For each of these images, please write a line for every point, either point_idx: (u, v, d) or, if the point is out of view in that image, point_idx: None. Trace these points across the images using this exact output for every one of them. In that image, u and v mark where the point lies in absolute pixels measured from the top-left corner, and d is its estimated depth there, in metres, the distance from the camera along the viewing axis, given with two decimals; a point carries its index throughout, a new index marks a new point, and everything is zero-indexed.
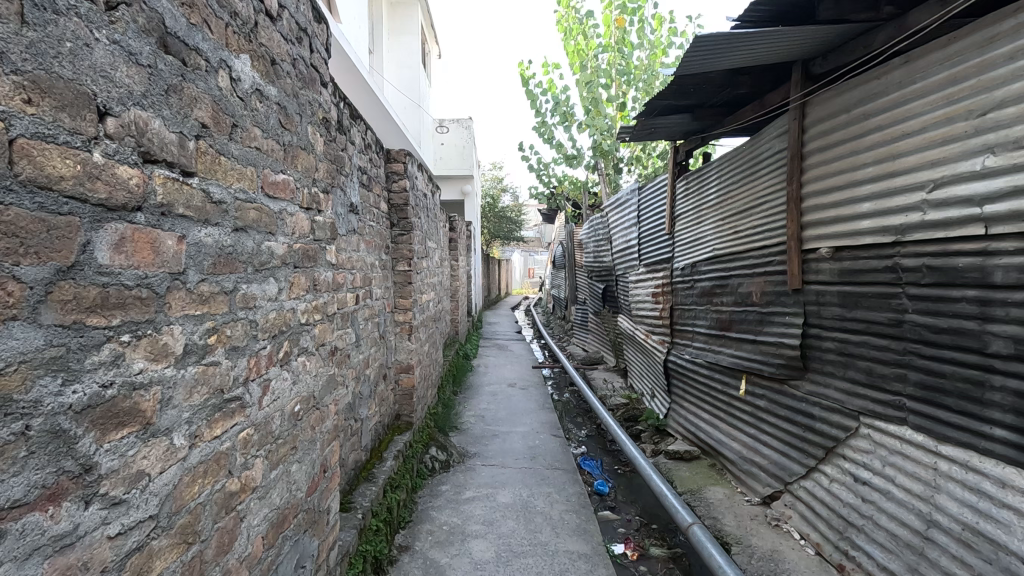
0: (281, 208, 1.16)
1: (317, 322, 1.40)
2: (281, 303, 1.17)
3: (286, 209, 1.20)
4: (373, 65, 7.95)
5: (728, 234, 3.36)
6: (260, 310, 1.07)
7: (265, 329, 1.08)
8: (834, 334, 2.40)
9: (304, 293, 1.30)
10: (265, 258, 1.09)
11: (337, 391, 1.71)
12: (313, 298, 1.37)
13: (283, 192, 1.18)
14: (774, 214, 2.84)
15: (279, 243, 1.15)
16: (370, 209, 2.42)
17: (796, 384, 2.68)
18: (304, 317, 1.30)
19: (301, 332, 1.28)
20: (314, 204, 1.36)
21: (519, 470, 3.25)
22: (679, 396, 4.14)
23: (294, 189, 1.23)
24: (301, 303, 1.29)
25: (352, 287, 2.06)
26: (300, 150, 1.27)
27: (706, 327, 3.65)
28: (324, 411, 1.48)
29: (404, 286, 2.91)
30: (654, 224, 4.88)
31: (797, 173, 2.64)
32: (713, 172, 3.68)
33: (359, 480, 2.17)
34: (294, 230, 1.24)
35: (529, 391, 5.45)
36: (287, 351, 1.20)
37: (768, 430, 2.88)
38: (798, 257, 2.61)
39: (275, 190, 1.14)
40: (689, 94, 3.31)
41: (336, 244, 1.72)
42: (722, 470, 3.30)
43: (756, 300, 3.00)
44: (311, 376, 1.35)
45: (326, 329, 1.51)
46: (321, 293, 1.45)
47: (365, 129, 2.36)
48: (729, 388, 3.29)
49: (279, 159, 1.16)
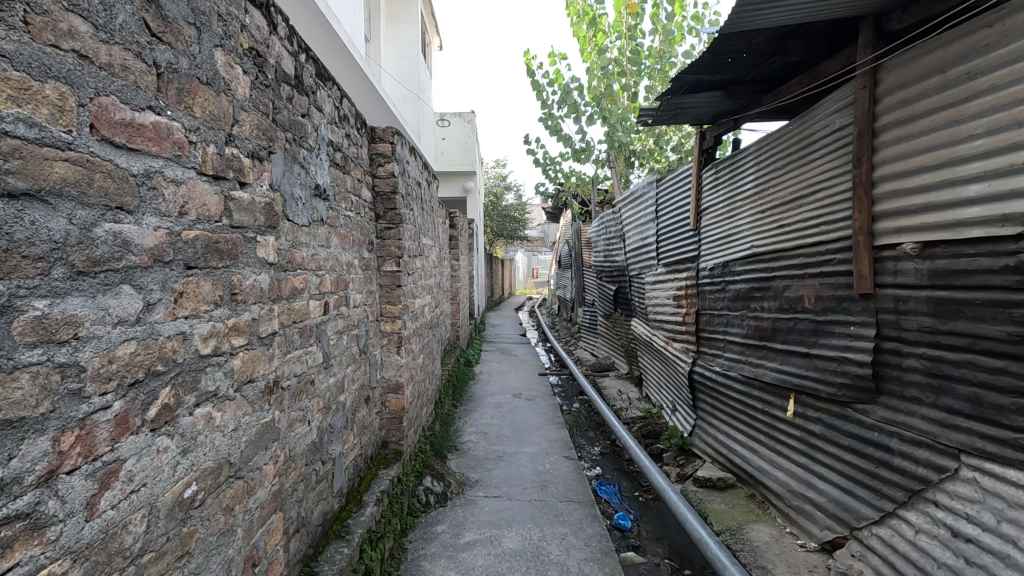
0: (146, 166, 0.80)
1: (240, 353, 1.04)
2: (156, 328, 0.81)
3: (163, 170, 0.84)
4: (370, 53, 7.52)
5: (769, 229, 2.89)
6: (94, 343, 0.70)
7: (100, 379, 0.71)
8: (920, 350, 1.95)
9: (208, 308, 0.94)
10: (102, 253, 0.72)
11: (282, 436, 1.27)
12: (231, 316, 1.02)
13: (152, 143, 0.82)
14: (834, 203, 2.37)
15: (146, 230, 0.80)
16: (345, 195, 1.96)
17: (865, 410, 2.21)
18: (208, 346, 0.94)
19: (201, 369, 0.92)
20: (229, 170, 1.01)
21: (526, 503, 2.79)
22: (707, 413, 3.67)
23: (178, 141, 0.88)
24: (183, 320, 0.88)
25: (315, 291, 1.61)
26: (197, 82, 0.92)
27: (742, 336, 3.18)
28: (241, 478, 1.05)
29: (392, 290, 2.45)
30: (675, 221, 4.40)
31: (867, 152, 2.18)
32: (749, 159, 3.21)
33: (328, 537, 1.71)
34: (182, 201, 0.88)
35: (536, 402, 4.98)
36: (172, 402, 0.85)
37: (828, 463, 2.41)
38: (870, 255, 2.14)
39: (133, 138, 0.78)
40: (725, 67, 2.85)
41: (280, 237, 1.28)
42: (763, 504, 2.83)
43: (808, 306, 2.54)
44: (226, 433, 0.99)
45: (249, 354, 1.08)
46: (246, 309, 1.07)
47: (339, 97, 1.91)
48: (772, 409, 2.83)
49: (148, 89, 0.81)
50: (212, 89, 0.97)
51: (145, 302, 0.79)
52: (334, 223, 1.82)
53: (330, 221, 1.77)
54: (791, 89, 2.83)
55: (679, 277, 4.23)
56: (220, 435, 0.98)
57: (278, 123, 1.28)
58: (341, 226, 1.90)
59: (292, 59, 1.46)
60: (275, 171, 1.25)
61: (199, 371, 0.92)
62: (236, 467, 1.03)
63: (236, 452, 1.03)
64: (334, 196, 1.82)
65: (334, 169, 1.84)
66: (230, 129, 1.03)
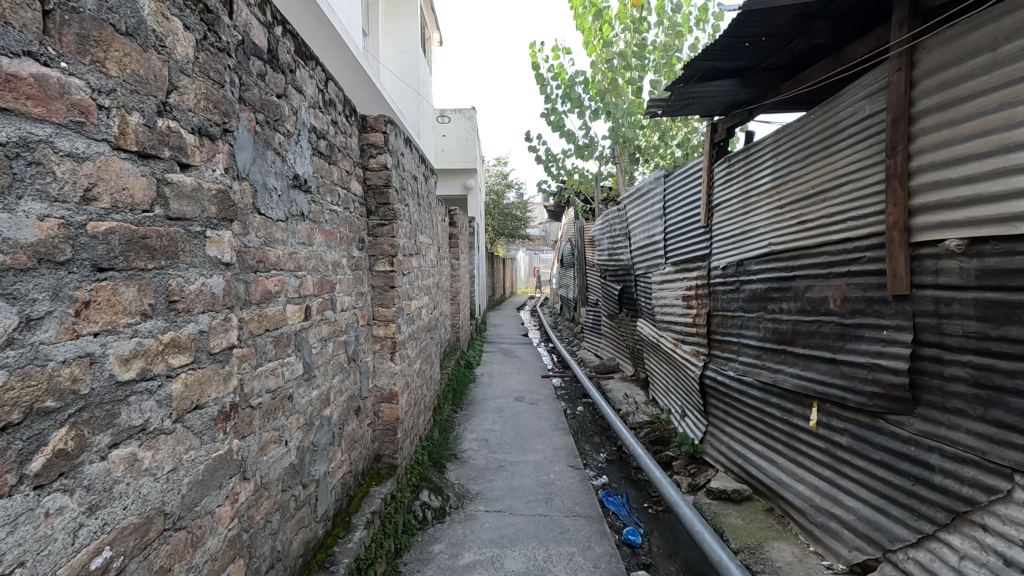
0: (21, 130, 0.63)
1: (181, 375, 0.89)
2: (40, 351, 0.65)
3: (54, 139, 0.68)
4: (368, 47, 7.33)
5: (789, 225, 2.71)
6: None
7: None
8: (965, 358, 1.77)
9: (127, 323, 0.78)
10: None
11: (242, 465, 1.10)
12: (171, 332, 0.87)
13: (35, 101, 0.65)
14: (863, 197, 2.18)
15: (23, 220, 0.64)
16: (330, 188, 1.78)
17: (899, 421, 2.03)
18: (129, 371, 0.78)
19: (121, 402, 0.77)
20: (160, 145, 0.85)
21: (529, 519, 2.61)
22: (719, 420, 3.49)
23: (78, 103, 0.71)
24: (77, 340, 0.70)
25: (292, 294, 1.43)
26: (113, 33, 0.76)
27: (759, 339, 2.99)
28: (181, 529, 0.88)
29: (385, 291, 2.27)
30: (684, 217, 4.22)
31: (902, 141, 1.99)
32: (765, 152, 3.02)
33: (310, 568, 1.53)
34: (85, 178, 0.72)
35: (539, 406, 4.80)
36: (72, 445, 0.69)
37: (857, 478, 2.23)
38: (906, 253, 1.96)
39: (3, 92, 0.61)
40: (742, 52, 2.67)
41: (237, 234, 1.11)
42: (783, 519, 2.65)
43: (834, 308, 2.36)
44: (159, 474, 0.84)
45: (195, 376, 0.92)
46: (187, 320, 0.91)
47: (324, 79, 1.73)
48: (793, 417, 2.65)
49: (30, 33, 0.64)
50: (134, 46, 0.80)
51: (20, 316, 0.63)
52: (317, 219, 1.64)
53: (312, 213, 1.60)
54: (813, 75, 2.64)
55: (688, 276, 4.04)
56: (142, 476, 0.80)
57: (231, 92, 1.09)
58: (325, 223, 1.72)
59: (264, 31, 1.28)
60: (232, 155, 1.09)
61: (102, 403, 0.74)
62: (174, 516, 0.87)
63: (165, 495, 0.85)
64: (317, 188, 1.64)
65: (318, 158, 1.65)
66: (163, 96, 0.86)
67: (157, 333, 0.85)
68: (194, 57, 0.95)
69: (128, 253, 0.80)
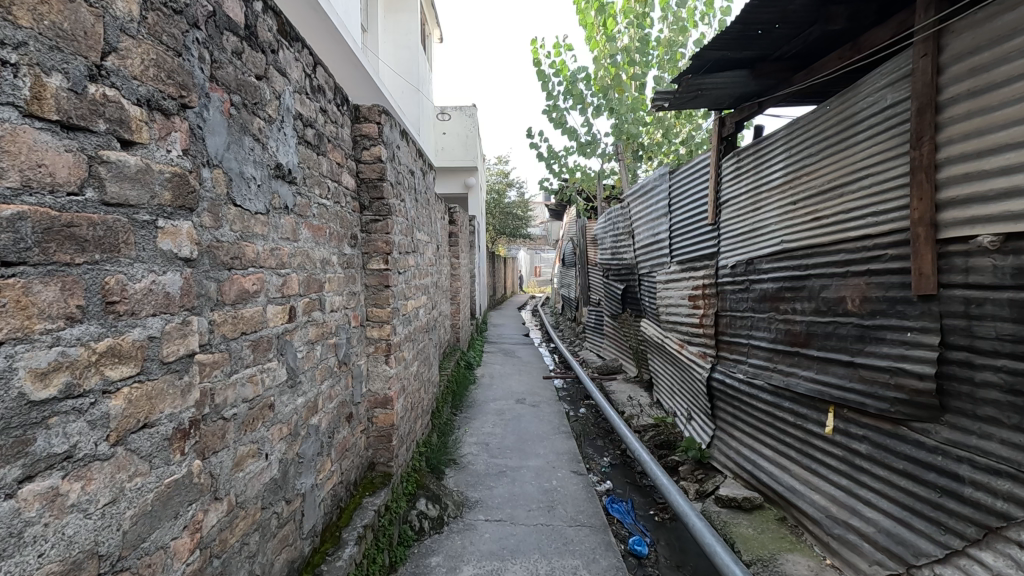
0: None
1: (122, 390, 0.78)
2: None
3: None
4: (366, 43, 7.20)
5: (803, 222, 2.59)
6: None
7: None
8: (997, 362, 1.65)
9: (45, 333, 0.67)
10: None
11: (207, 485, 0.99)
12: (108, 341, 0.76)
13: None
14: (885, 191, 2.06)
15: None
16: (319, 181, 1.66)
17: (924, 429, 1.92)
18: (49, 389, 0.67)
19: (35, 428, 0.65)
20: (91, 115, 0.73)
21: (531, 529, 2.50)
22: (728, 424, 3.37)
23: None
24: None
25: (273, 294, 1.31)
26: None
27: (770, 341, 2.87)
28: (122, 569, 0.77)
29: (380, 291, 2.15)
30: (690, 215, 4.10)
31: (928, 131, 1.87)
32: (776, 146, 2.90)
33: None
34: None
35: (540, 409, 4.68)
36: None
37: (878, 488, 2.11)
38: (932, 250, 1.84)
39: None
40: (754, 41, 2.55)
41: (200, 226, 0.99)
42: (797, 529, 2.53)
43: (852, 309, 2.24)
44: (92, 507, 0.72)
45: (142, 391, 0.82)
46: (132, 324, 0.80)
47: (311, 64, 1.61)
48: (807, 423, 2.53)
49: None
50: None
51: None
52: (303, 213, 1.52)
53: (298, 205, 1.48)
54: (828, 65, 2.53)
55: (695, 275, 3.92)
56: (67, 514, 0.69)
57: (194, 67, 0.98)
58: (312, 217, 1.60)
59: (241, 4, 1.16)
60: (195, 135, 0.97)
61: (13, 425, 0.62)
62: (113, 554, 0.76)
63: (99, 534, 0.74)
64: (303, 179, 1.52)
65: (304, 147, 1.54)
66: (97, 58, 0.74)
67: (93, 339, 0.73)
68: (144, 19, 0.83)
69: (56, 245, 0.68)
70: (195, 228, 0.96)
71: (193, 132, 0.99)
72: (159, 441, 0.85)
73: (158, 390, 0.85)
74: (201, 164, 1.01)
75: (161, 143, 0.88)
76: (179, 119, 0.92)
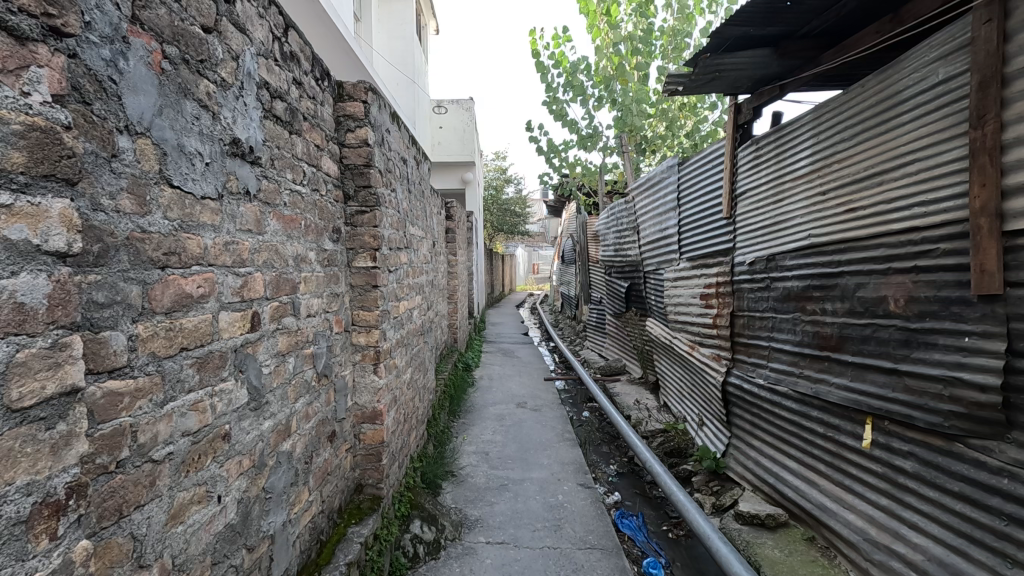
0: None
1: None
2: None
3: None
4: (360, 33, 6.95)
5: (834, 214, 2.35)
6: None
7: None
8: None
9: None
10: None
11: (115, 559, 0.74)
12: None
13: None
14: (938, 178, 1.83)
15: None
16: (292, 164, 1.42)
17: (984, 447, 1.69)
18: None
19: None
20: None
21: (537, 554, 2.26)
22: (745, 432, 3.15)
23: None
24: None
25: (229, 298, 1.07)
26: None
27: (794, 344, 2.64)
28: None
29: (367, 292, 1.91)
30: (702, 208, 3.86)
31: (993, 108, 1.63)
32: (800, 131, 2.66)
33: None
34: None
35: (542, 413, 4.45)
36: None
37: (927, 511, 1.89)
38: (998, 244, 1.61)
39: None
40: (781, 16, 2.31)
41: (107, 210, 0.74)
42: (828, 551, 2.31)
43: (895, 310, 2.01)
44: None
45: None
46: None
47: (281, 25, 1.37)
48: (840, 435, 2.30)
49: None
50: None
51: None
52: (271, 201, 1.28)
53: (264, 191, 1.24)
54: (863, 41, 2.29)
55: (707, 273, 3.69)
56: None
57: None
58: (284, 205, 1.36)
59: None
60: (91, 83, 0.72)
61: None
62: None
63: None
64: (272, 161, 1.28)
65: (273, 122, 1.29)
66: None
67: None
68: None
69: None
70: (75, 208, 0.69)
71: (102, 85, 0.75)
72: (13, 526, 0.58)
73: (8, 450, 0.58)
74: (109, 127, 0.76)
75: (9, 80, 0.60)
76: (51, 53, 0.66)
